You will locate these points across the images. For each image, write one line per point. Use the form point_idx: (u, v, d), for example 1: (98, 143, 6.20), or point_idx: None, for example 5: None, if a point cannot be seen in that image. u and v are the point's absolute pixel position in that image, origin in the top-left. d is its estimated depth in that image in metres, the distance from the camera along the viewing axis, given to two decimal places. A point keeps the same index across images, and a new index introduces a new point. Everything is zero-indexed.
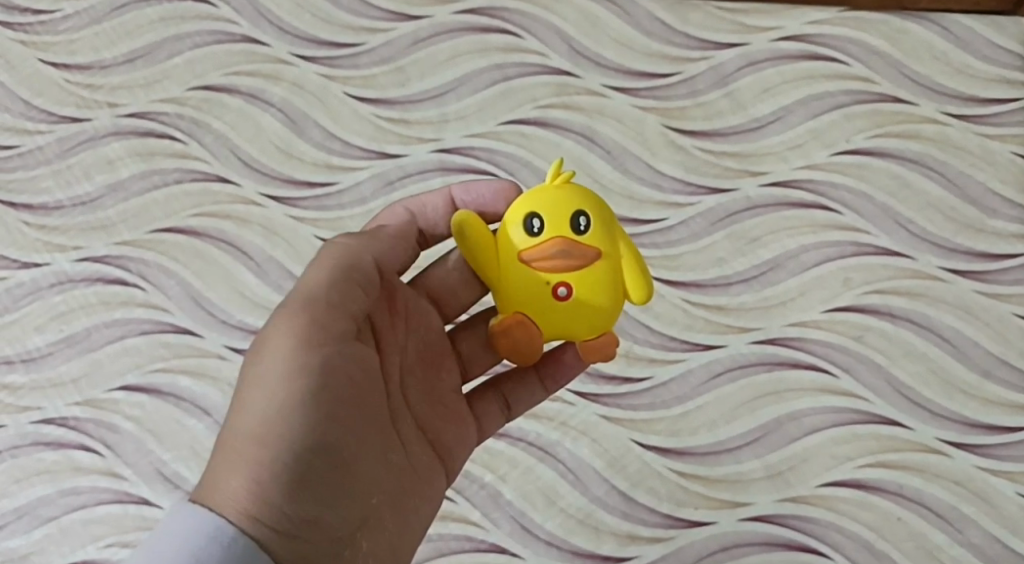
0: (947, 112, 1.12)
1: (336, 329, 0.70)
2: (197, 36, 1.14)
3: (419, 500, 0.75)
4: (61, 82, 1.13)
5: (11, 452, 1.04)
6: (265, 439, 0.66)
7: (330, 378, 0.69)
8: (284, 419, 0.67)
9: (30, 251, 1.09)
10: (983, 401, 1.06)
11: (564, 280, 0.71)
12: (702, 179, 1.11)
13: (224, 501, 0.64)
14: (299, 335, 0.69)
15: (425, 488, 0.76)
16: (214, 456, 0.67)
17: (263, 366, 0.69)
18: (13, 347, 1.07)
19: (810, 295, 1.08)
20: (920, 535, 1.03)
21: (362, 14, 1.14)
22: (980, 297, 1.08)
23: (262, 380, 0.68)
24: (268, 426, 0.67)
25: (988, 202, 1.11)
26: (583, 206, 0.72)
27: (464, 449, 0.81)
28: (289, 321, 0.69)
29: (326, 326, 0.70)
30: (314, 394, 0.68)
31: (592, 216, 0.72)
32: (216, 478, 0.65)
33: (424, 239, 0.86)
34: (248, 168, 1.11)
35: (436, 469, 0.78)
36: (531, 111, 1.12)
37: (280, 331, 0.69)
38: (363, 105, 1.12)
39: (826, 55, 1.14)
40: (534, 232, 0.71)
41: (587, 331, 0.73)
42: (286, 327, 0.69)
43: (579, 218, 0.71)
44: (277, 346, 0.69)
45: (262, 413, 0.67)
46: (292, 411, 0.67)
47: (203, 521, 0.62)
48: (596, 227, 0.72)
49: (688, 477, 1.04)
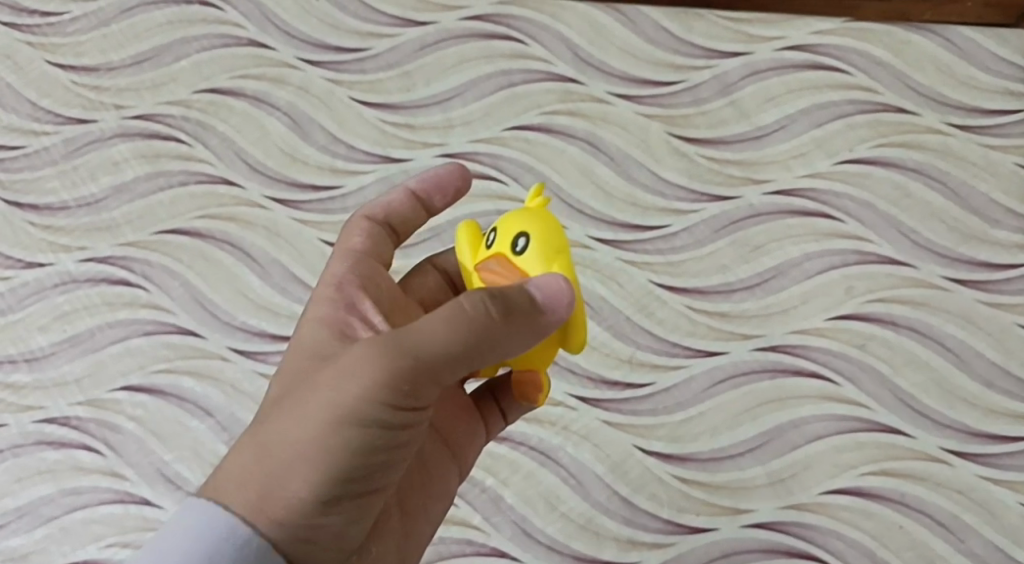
0: (950, 123, 1.13)
1: (424, 390, 0.66)
2: (205, 40, 1.14)
3: (429, 500, 0.79)
4: (68, 84, 1.13)
5: (13, 451, 1.04)
6: (303, 461, 0.65)
7: (396, 430, 0.66)
8: (335, 455, 0.65)
9: (35, 251, 1.09)
10: (985, 410, 1.06)
11: None
12: (705, 186, 1.11)
13: (244, 501, 0.64)
14: (379, 380, 0.64)
15: (436, 487, 0.80)
16: (244, 450, 0.66)
17: (331, 392, 0.65)
18: (16, 346, 1.07)
19: (813, 303, 1.08)
20: (921, 544, 1.02)
21: (369, 19, 1.15)
22: (983, 307, 1.08)
23: (326, 408, 0.65)
24: (316, 455, 0.65)
25: (990, 213, 1.11)
26: (529, 228, 0.71)
27: (475, 446, 0.84)
28: (380, 362, 0.64)
29: (416, 385, 0.65)
30: (377, 442, 0.66)
31: (536, 240, 0.70)
32: (243, 479, 0.65)
33: (398, 236, 0.84)
34: (254, 171, 1.11)
35: (449, 467, 0.81)
36: (536, 117, 1.12)
37: (370, 369, 0.65)
38: (369, 110, 1.13)
39: (830, 65, 1.14)
40: (487, 246, 0.73)
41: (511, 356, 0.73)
42: (375, 364, 0.64)
43: (518, 239, 0.71)
44: (360, 380, 0.64)
45: (308, 436, 0.65)
46: (344, 454, 0.65)
47: (204, 523, 0.63)
48: (533, 251, 0.70)
49: (690, 483, 1.04)
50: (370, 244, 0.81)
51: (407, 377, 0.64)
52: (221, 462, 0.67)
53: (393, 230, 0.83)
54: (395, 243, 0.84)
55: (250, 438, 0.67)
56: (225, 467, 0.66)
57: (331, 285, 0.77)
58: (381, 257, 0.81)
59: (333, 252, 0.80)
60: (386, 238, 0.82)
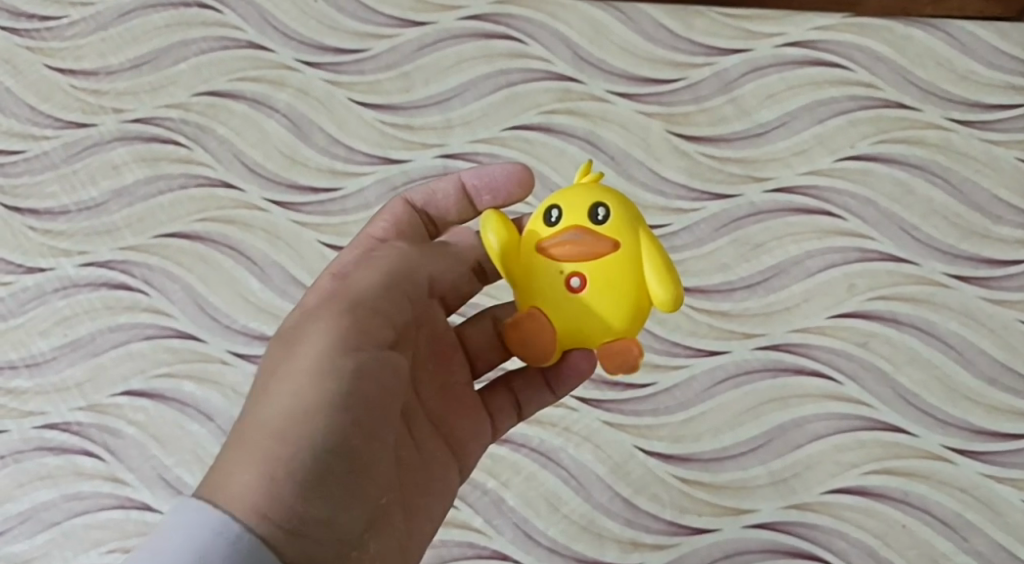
0: (952, 118, 1.12)
1: (378, 337, 0.70)
2: (203, 42, 1.14)
3: (431, 496, 0.76)
4: (67, 88, 1.13)
5: (14, 456, 1.04)
6: (284, 434, 0.65)
7: (366, 385, 0.68)
8: (312, 415, 0.66)
9: (35, 256, 1.09)
10: (989, 408, 1.05)
11: (578, 271, 0.70)
12: (706, 185, 1.10)
13: (233, 491, 0.62)
14: (336, 329, 0.69)
15: (437, 484, 0.77)
16: (228, 446, 0.65)
17: (295, 360, 0.68)
18: (17, 352, 1.07)
19: (814, 301, 1.08)
20: (924, 543, 1.02)
21: (367, 20, 1.14)
22: (986, 304, 1.08)
23: (293, 371, 0.67)
24: (295, 420, 0.65)
25: (993, 209, 1.11)
26: (603, 198, 0.72)
27: (476, 444, 0.82)
28: (331, 315, 0.70)
29: (371, 330, 0.70)
30: (350, 399, 0.67)
31: (613, 209, 0.71)
32: (232, 466, 0.63)
33: (438, 227, 0.88)
34: (253, 174, 1.11)
35: (448, 466, 0.78)
36: (534, 117, 1.12)
37: (322, 323, 0.70)
38: (367, 111, 1.13)
39: (831, 61, 1.14)
40: (552, 222, 0.71)
41: (603, 328, 0.71)
42: (328, 318, 0.69)
43: (597, 209, 0.71)
44: (316, 334, 0.69)
45: (283, 405, 0.66)
46: (321, 416, 0.66)
47: (199, 518, 0.59)
48: (616, 219, 0.71)
49: (691, 484, 1.04)
50: (399, 234, 0.82)
51: (358, 318, 0.70)
52: (210, 474, 0.64)
53: (430, 222, 0.87)
54: (427, 235, 0.87)
55: (234, 436, 0.66)
56: (221, 468, 0.64)
57: (331, 276, 0.76)
58: (406, 248, 0.83)
59: (349, 241, 0.82)
60: (417, 227, 0.84)
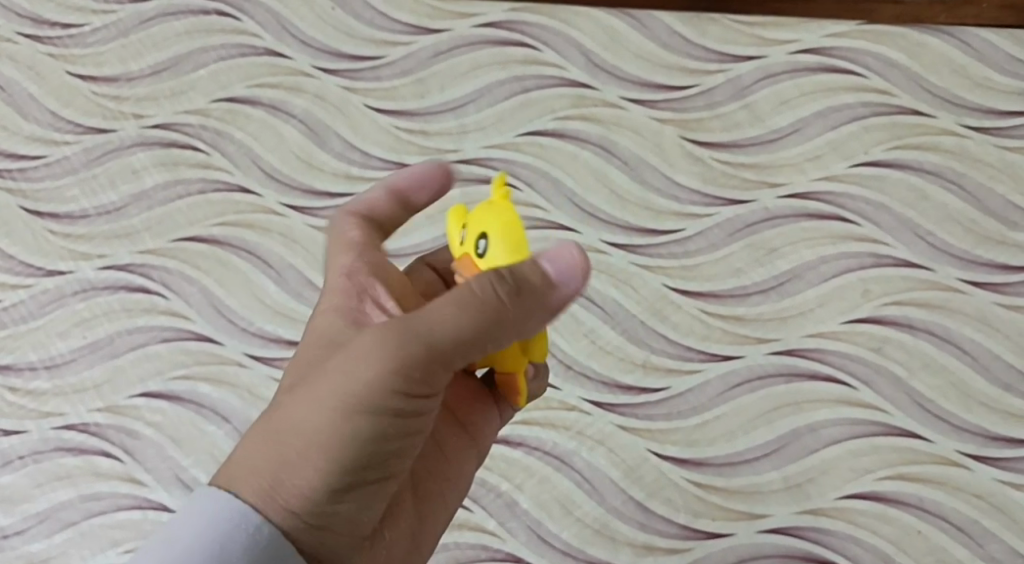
0: (966, 125, 1.12)
1: (435, 375, 0.68)
2: (221, 49, 1.16)
3: (445, 481, 0.83)
4: (87, 94, 1.15)
5: (34, 456, 1.05)
6: (319, 448, 0.68)
7: (408, 414, 0.69)
8: (348, 437, 0.68)
9: (55, 259, 1.10)
10: (1004, 414, 1.05)
11: None
12: (719, 190, 1.11)
13: (257, 490, 0.68)
14: (393, 369, 0.67)
15: (450, 471, 0.84)
16: (260, 436, 0.70)
17: (346, 380, 0.68)
18: (37, 353, 1.08)
19: (829, 306, 1.08)
20: (940, 549, 1.02)
21: (384, 27, 1.15)
22: (1000, 310, 1.07)
23: (339, 392, 0.68)
24: (332, 439, 0.68)
25: (1009, 215, 1.10)
26: (489, 230, 0.71)
27: (491, 430, 0.87)
28: (397, 351, 0.67)
29: (433, 373, 0.68)
30: (388, 425, 0.69)
31: (495, 241, 0.71)
32: (264, 469, 0.68)
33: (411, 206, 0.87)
34: (270, 179, 1.12)
35: (464, 450, 0.86)
36: (550, 122, 1.13)
37: (382, 358, 0.67)
38: (383, 116, 1.14)
39: (845, 67, 1.14)
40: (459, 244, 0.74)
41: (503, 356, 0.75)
42: (389, 352, 0.67)
43: (481, 242, 0.71)
44: (375, 366, 0.67)
45: (323, 421, 0.68)
46: (356, 438, 0.68)
47: (206, 504, 0.68)
48: (494, 254, 0.71)
49: (705, 488, 1.04)
50: (386, 234, 0.84)
51: (419, 365, 0.67)
52: (236, 452, 0.71)
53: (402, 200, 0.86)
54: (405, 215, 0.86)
55: (266, 426, 0.70)
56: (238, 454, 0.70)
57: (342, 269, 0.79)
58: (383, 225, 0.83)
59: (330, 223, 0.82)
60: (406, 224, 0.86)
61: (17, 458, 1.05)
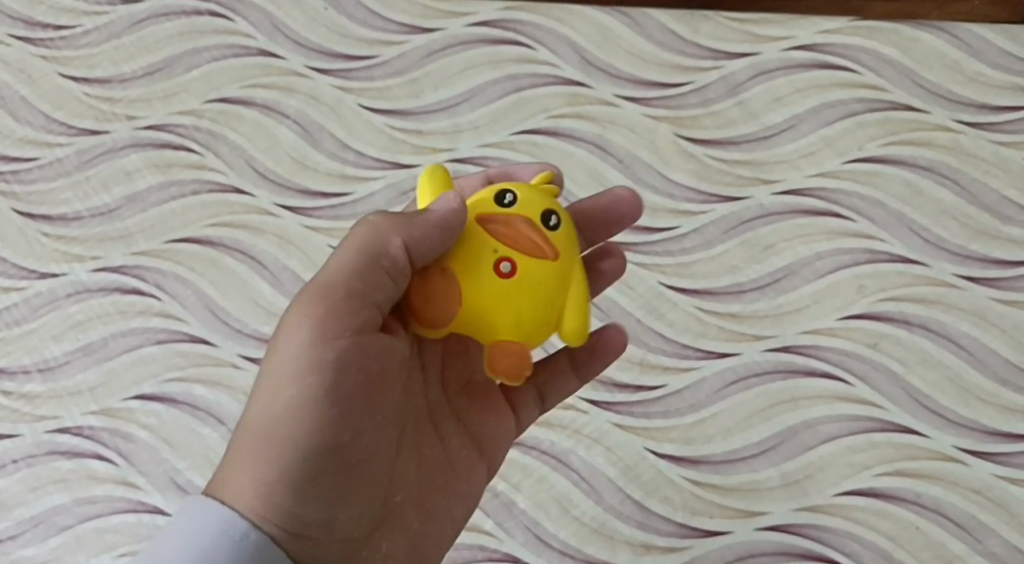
0: (960, 120, 1.12)
1: (357, 315, 0.71)
2: (214, 50, 1.15)
3: (452, 497, 0.80)
4: (80, 96, 1.14)
5: (27, 460, 1.05)
6: (273, 429, 0.69)
7: (351, 372, 0.70)
8: (296, 410, 0.69)
9: (48, 262, 1.10)
10: (1001, 409, 1.04)
11: (510, 257, 0.71)
12: (715, 188, 1.11)
13: (230, 491, 0.68)
14: (318, 323, 0.70)
15: (459, 486, 0.81)
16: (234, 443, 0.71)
17: (284, 355, 0.71)
18: (30, 357, 1.08)
19: (825, 303, 1.07)
20: (939, 545, 1.02)
21: (377, 27, 1.15)
22: (997, 305, 1.07)
23: (282, 365, 0.70)
24: (288, 420, 0.69)
25: (1003, 210, 1.10)
26: (557, 209, 0.74)
27: (505, 442, 0.86)
28: (307, 308, 0.70)
29: (342, 315, 0.70)
30: (335, 394, 0.70)
31: (563, 219, 0.74)
32: (231, 470, 0.69)
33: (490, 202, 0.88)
34: (264, 180, 1.12)
35: (475, 464, 0.83)
36: (543, 121, 1.13)
37: (306, 319, 0.70)
38: (377, 116, 1.14)
39: (838, 64, 1.14)
40: (505, 203, 0.73)
41: (502, 329, 0.72)
42: (310, 315, 0.70)
43: (550, 217, 0.73)
44: (301, 329, 0.70)
45: (272, 405, 0.70)
46: (305, 408, 0.69)
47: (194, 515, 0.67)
48: (564, 230, 0.73)
49: (704, 486, 1.04)
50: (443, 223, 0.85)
51: (334, 310, 0.70)
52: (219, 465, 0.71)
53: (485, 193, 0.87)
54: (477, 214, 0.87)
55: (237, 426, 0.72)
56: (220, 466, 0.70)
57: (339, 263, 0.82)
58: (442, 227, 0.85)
59: None
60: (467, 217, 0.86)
61: (11, 462, 1.05)
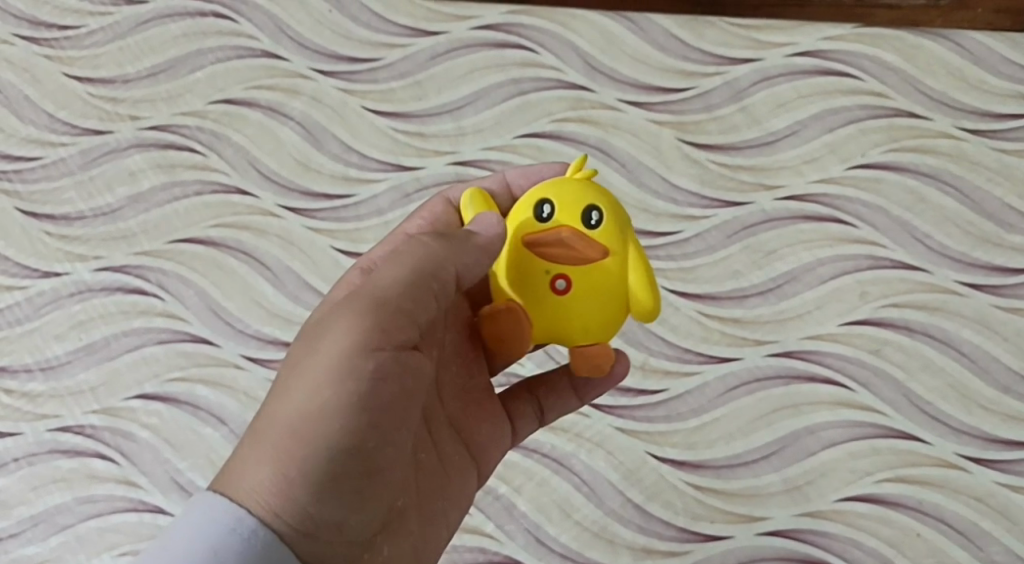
0: (963, 127, 1.12)
1: (398, 328, 0.71)
2: (219, 51, 1.16)
3: (447, 502, 0.80)
4: (84, 95, 1.15)
5: (27, 459, 1.05)
6: (299, 432, 0.68)
7: (384, 382, 0.70)
8: (328, 416, 0.68)
9: (52, 261, 1.10)
10: (1003, 416, 1.04)
11: (564, 273, 0.75)
12: (718, 193, 1.11)
13: (248, 490, 0.66)
14: (359, 330, 0.70)
15: (453, 491, 0.81)
16: (250, 443, 0.68)
17: (317, 361, 0.70)
18: (32, 356, 1.07)
19: (828, 308, 1.08)
20: (940, 551, 1.01)
21: (381, 30, 1.15)
22: (999, 312, 1.07)
23: (314, 368, 0.69)
24: (318, 425, 0.68)
25: (1005, 217, 1.10)
26: (597, 202, 0.76)
27: (496, 449, 0.86)
28: (354, 313, 0.70)
29: (387, 328, 0.70)
30: (369, 402, 0.69)
31: (605, 210, 0.75)
32: (251, 466, 0.67)
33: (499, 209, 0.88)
34: (268, 181, 1.12)
35: (468, 470, 0.83)
36: (546, 125, 1.13)
37: (345, 326, 0.70)
38: (381, 118, 1.14)
39: (841, 70, 1.14)
40: (544, 217, 0.76)
41: (577, 335, 0.76)
42: (350, 323, 0.70)
43: (591, 213, 0.75)
44: (339, 336, 0.70)
45: (300, 407, 0.68)
46: (337, 415, 0.68)
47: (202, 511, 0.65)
48: (607, 222, 0.75)
49: (705, 491, 1.03)
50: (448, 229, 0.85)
51: (378, 320, 0.70)
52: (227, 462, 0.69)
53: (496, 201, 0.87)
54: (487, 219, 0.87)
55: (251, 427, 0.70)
56: (232, 465, 0.68)
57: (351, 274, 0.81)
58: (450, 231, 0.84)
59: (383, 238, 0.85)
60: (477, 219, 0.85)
61: (12, 461, 1.05)
